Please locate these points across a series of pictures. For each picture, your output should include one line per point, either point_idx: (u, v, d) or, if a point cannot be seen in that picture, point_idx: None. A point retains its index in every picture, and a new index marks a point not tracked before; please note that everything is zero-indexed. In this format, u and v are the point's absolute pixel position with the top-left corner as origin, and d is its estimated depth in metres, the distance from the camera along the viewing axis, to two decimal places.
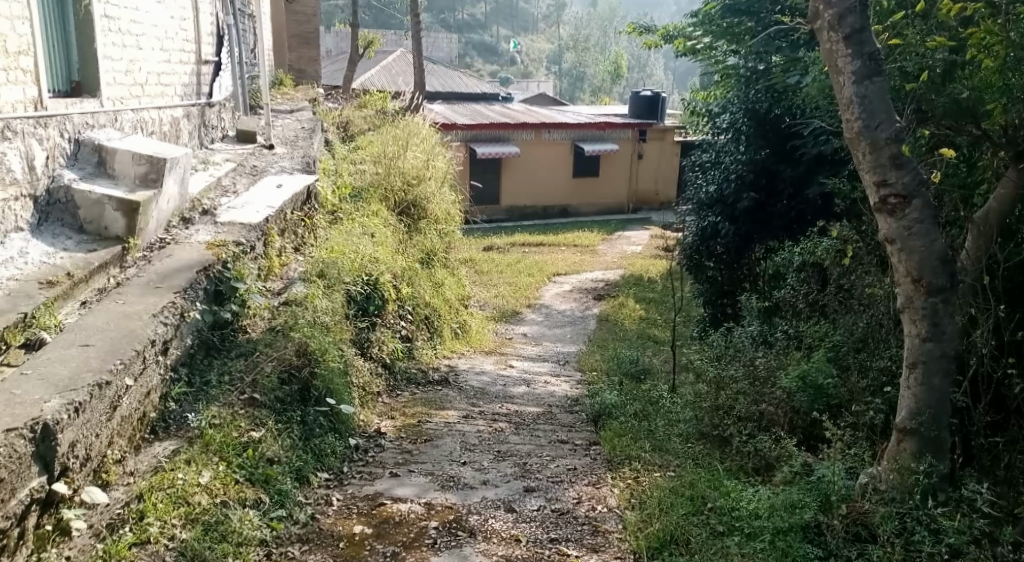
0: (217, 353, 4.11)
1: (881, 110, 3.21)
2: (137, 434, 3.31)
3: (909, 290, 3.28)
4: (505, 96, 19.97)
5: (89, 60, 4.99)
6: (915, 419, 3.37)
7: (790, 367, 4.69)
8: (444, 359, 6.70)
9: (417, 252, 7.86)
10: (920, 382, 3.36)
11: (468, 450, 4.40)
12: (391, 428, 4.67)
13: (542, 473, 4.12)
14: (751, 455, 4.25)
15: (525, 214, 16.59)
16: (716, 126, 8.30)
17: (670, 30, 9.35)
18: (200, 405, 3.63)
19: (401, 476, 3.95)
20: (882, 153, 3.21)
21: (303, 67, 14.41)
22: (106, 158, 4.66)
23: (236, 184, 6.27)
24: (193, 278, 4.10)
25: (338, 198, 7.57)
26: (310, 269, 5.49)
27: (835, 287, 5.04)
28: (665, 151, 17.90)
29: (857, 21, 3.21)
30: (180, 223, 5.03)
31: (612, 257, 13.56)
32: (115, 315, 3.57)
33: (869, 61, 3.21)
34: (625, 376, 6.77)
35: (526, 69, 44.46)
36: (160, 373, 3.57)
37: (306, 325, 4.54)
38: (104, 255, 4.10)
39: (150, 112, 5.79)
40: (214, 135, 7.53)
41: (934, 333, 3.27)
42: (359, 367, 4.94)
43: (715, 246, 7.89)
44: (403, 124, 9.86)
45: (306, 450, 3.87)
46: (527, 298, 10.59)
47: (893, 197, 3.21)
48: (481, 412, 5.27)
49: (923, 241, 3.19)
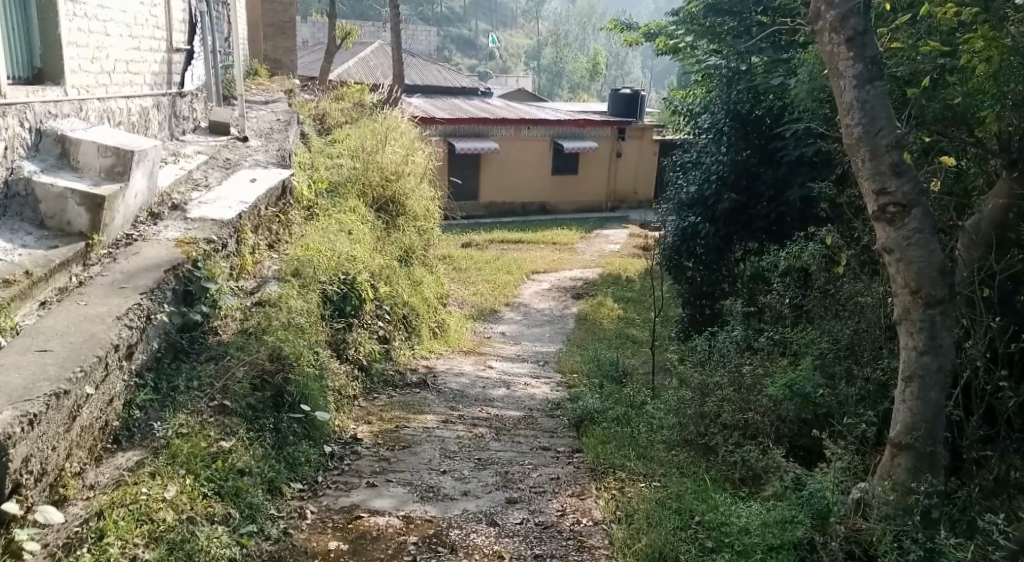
0: (185, 357, 3.93)
1: (882, 116, 3.08)
2: (97, 444, 3.13)
3: (906, 301, 3.15)
4: (485, 91, 19.81)
5: (53, 46, 4.77)
6: (910, 435, 3.26)
7: (778, 375, 4.57)
8: (422, 360, 6.54)
9: (396, 250, 7.70)
10: (916, 397, 3.24)
11: (448, 458, 4.25)
12: (368, 434, 4.51)
13: (524, 483, 3.98)
14: (737, 465, 4.14)
15: (503, 211, 16.41)
16: (697, 126, 8.20)
17: (651, 28, 9.21)
18: (166, 413, 3.44)
19: (378, 487, 3.79)
20: (882, 160, 3.07)
21: (279, 57, 14.13)
22: (70, 149, 4.49)
23: (208, 177, 6.05)
24: (160, 277, 3.90)
25: (314, 194, 7.34)
26: (284, 268, 5.34)
27: (820, 293, 4.92)
28: (644, 150, 17.85)
29: (860, 23, 3.07)
30: (148, 218, 4.82)
31: (591, 255, 13.45)
32: (76, 317, 3.37)
33: (871, 65, 3.08)
34: (605, 379, 6.65)
35: (505, 64, 44.28)
36: (124, 378, 3.38)
37: (279, 327, 4.38)
38: (66, 252, 3.88)
39: (116, 102, 5.57)
40: (185, 126, 7.30)
41: (931, 346, 3.14)
42: (335, 369, 4.77)
43: (696, 246, 7.76)
44: (381, 119, 9.66)
45: (279, 459, 3.72)
46: (506, 296, 10.44)
47: (892, 206, 3.08)
48: (461, 417, 5.11)
49: (922, 251, 3.06)
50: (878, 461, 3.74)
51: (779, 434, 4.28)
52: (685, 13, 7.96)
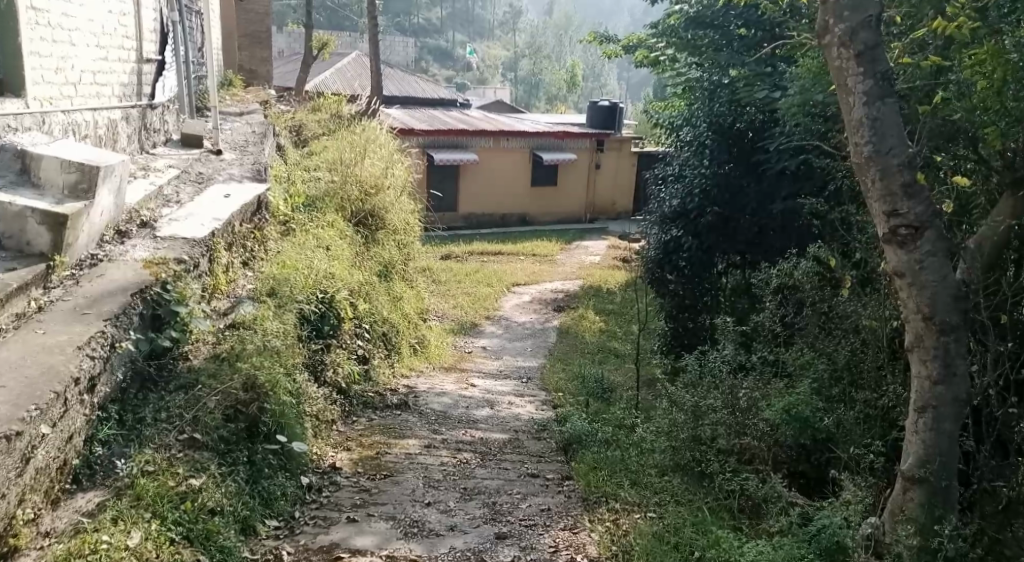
0: (152, 387, 3.70)
1: (894, 134, 2.94)
2: (55, 486, 2.90)
3: (919, 327, 3.01)
4: (463, 103, 19.67)
5: (14, 56, 4.53)
6: (924, 468, 3.11)
7: (774, 398, 4.42)
8: (403, 379, 6.33)
9: (375, 264, 7.50)
10: (929, 428, 3.09)
11: (432, 488, 4.05)
12: (347, 462, 4.29)
13: (513, 516, 3.80)
14: (735, 494, 3.98)
15: (481, 222, 16.22)
16: (679, 138, 8.06)
17: (632, 40, 9.03)
18: (132, 448, 3.21)
19: (360, 522, 3.59)
20: (893, 180, 2.94)
21: (254, 67, 13.89)
22: (31, 165, 4.26)
23: (179, 193, 5.82)
24: (125, 302, 3.67)
25: (291, 208, 7.10)
26: (259, 287, 5.16)
27: (814, 310, 4.70)
28: (623, 162, 17.76)
29: (870, 37, 2.93)
30: (115, 237, 4.59)
31: (571, 267, 13.30)
32: (33, 348, 3.13)
33: (882, 81, 2.94)
34: (589, 396, 6.46)
35: (483, 75, 44.22)
36: (84, 413, 3.14)
37: (253, 353, 4.15)
38: (24, 274, 3.64)
39: (82, 114, 5.34)
40: (156, 139, 7.05)
41: (945, 376, 3.00)
42: (312, 394, 4.55)
43: (678, 259, 7.53)
44: (359, 131, 9.44)
45: (253, 495, 3.51)
46: (486, 309, 10.23)
47: (904, 228, 2.94)
48: (444, 441, 4.90)
49: (936, 275, 2.93)
50: (887, 494, 3.61)
51: (778, 460, 4.15)
52: (666, 25, 7.80)
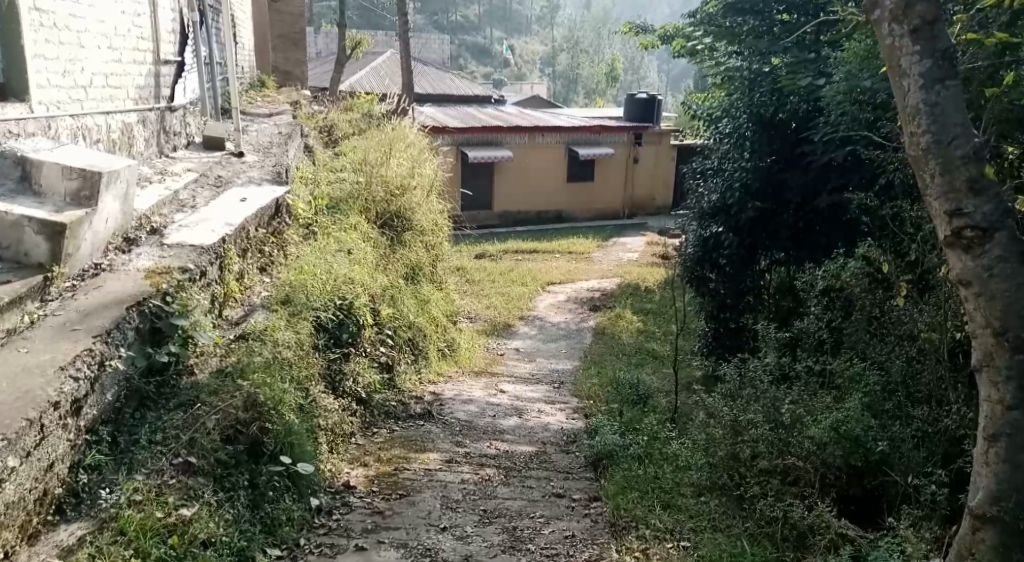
0: (151, 404, 3.48)
1: (957, 122, 2.59)
2: (33, 520, 2.71)
3: (988, 343, 2.66)
4: (499, 99, 19.41)
5: (16, 59, 4.36)
6: (997, 506, 2.75)
7: (820, 413, 4.02)
8: (429, 386, 6.09)
9: (401, 268, 7.27)
10: (1002, 460, 2.74)
11: (449, 510, 3.79)
12: (362, 480, 4.05)
13: (533, 544, 3.54)
14: (778, 521, 3.65)
15: (516, 220, 15.91)
16: (717, 132, 7.68)
17: (669, 29, 8.61)
18: (121, 476, 3.01)
19: (368, 551, 3.38)
20: (957, 176, 2.59)
21: (289, 68, 13.80)
22: (31, 171, 4.09)
23: (195, 197, 5.62)
24: (120, 316, 3.46)
25: (314, 210, 6.89)
26: (274, 294, 4.93)
27: (866, 317, 4.32)
28: (661, 156, 17.31)
29: (928, 10, 2.59)
30: (123, 244, 4.41)
31: (608, 265, 12.93)
32: (12, 369, 2.95)
33: (942, 60, 2.60)
34: (624, 403, 6.14)
35: (520, 72, 43.92)
36: (69, 438, 2.95)
37: (260, 366, 3.91)
38: (19, 287, 3.46)
39: (92, 118, 5.18)
40: (176, 142, 6.89)
41: (1021, 400, 2.65)
42: (327, 407, 4.31)
43: (719, 257, 7.17)
44: (387, 130, 9.19)
45: (253, 522, 3.31)
46: (520, 310, 9.92)
47: (969, 230, 2.59)
48: (468, 455, 4.63)
49: (1009, 284, 2.57)
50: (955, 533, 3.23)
51: (825, 482, 3.77)
52: (703, 13, 7.31)
